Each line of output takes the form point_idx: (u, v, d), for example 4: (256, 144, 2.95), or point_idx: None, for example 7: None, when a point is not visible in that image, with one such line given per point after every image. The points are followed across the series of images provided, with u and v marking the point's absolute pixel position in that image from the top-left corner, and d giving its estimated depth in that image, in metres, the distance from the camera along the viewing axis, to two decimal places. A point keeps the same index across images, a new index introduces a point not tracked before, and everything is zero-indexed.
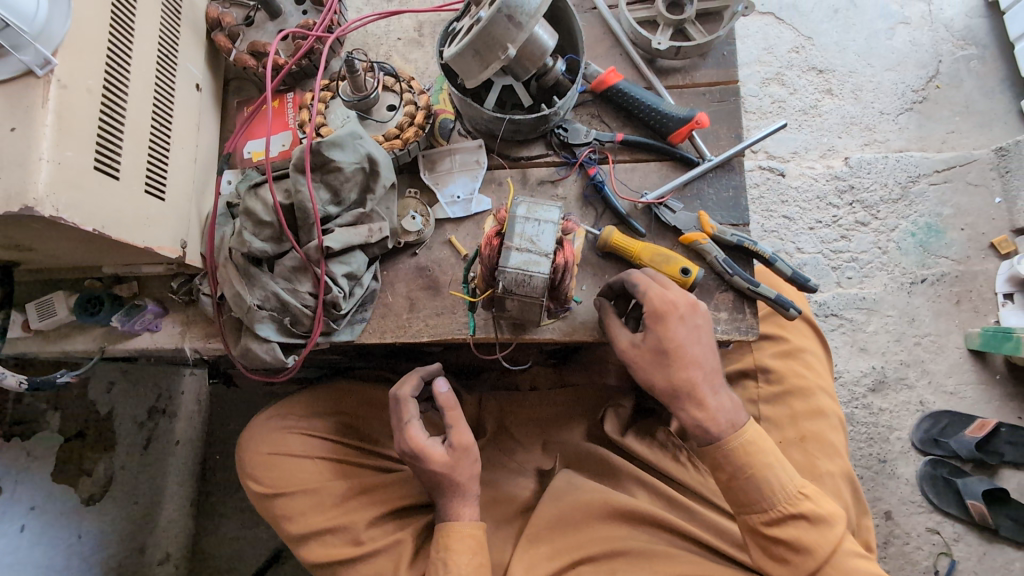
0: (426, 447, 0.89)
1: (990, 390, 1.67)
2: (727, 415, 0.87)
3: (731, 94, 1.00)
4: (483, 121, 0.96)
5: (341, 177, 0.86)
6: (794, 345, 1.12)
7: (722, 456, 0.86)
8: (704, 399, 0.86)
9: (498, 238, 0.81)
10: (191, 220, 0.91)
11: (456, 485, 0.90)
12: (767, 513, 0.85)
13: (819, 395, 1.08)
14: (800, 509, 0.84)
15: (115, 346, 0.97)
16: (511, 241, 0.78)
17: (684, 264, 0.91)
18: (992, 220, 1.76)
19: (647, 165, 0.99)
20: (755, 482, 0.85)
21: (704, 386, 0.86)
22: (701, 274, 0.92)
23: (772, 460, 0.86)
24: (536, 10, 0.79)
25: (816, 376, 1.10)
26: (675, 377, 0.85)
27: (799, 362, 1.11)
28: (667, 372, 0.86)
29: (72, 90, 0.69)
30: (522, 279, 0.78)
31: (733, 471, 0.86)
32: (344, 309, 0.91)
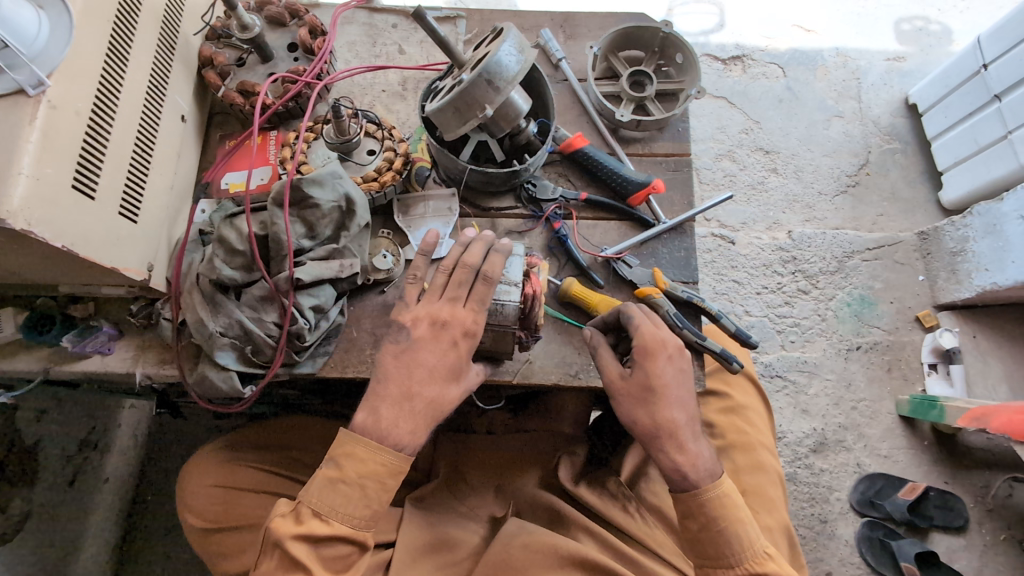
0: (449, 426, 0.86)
1: (920, 455, 1.78)
2: (705, 466, 0.88)
3: (684, 165, 1.10)
4: (457, 171, 1.02)
5: (318, 213, 0.89)
6: (736, 402, 1.18)
7: (694, 506, 0.86)
8: (680, 443, 0.87)
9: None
10: (161, 244, 0.92)
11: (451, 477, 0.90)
12: (733, 567, 0.85)
13: (759, 449, 1.14)
14: (763, 569, 0.84)
15: (61, 367, 0.94)
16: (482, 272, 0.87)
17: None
18: (916, 295, 1.94)
19: (608, 223, 1.07)
20: (726, 535, 0.85)
21: (686, 431, 0.88)
22: None
23: (743, 515, 0.86)
24: (513, 77, 0.87)
25: (758, 433, 1.17)
26: (658, 415, 0.87)
27: (740, 418, 1.17)
28: (651, 410, 0.88)
29: (61, 110, 0.71)
30: (494, 309, 0.86)
31: (704, 520, 0.86)
32: (308, 341, 0.92)
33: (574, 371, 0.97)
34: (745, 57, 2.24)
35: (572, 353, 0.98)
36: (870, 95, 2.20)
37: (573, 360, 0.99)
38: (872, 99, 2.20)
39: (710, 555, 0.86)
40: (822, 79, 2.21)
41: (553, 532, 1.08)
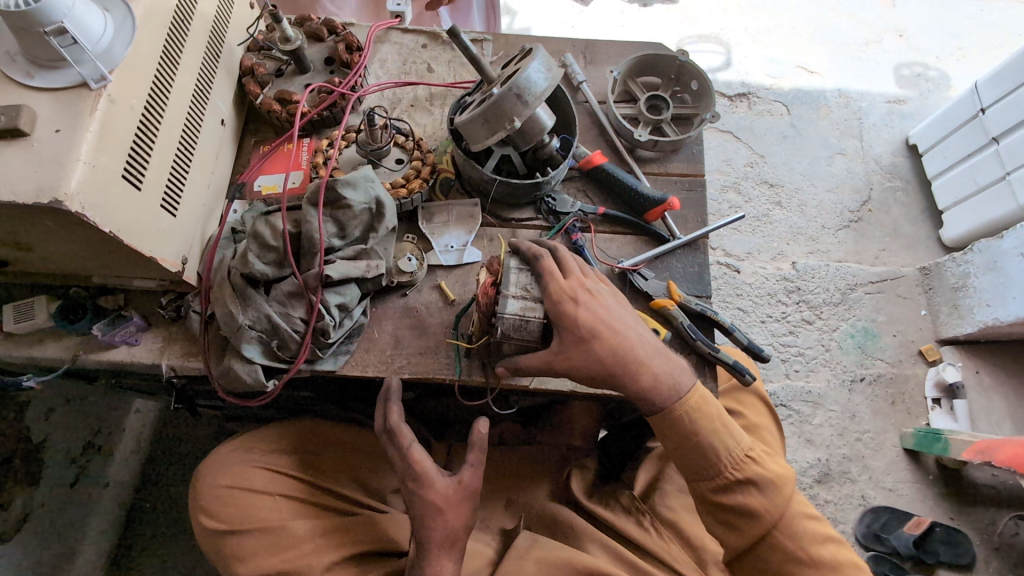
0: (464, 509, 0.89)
1: (925, 489, 1.78)
2: (676, 376, 0.89)
3: (698, 185, 1.15)
4: (481, 181, 1.06)
5: (349, 214, 0.93)
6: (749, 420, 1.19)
7: (678, 425, 0.89)
8: (646, 366, 0.87)
9: (495, 287, 0.92)
10: (194, 239, 0.95)
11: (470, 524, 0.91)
12: (715, 479, 0.88)
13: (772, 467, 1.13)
14: (745, 474, 0.88)
15: (89, 356, 0.96)
16: (507, 290, 0.88)
17: (654, 327, 1.00)
18: (918, 329, 1.96)
19: (624, 237, 1.11)
20: (700, 447, 0.88)
21: (643, 350, 0.88)
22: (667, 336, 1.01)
23: (717, 424, 0.89)
24: (541, 93, 0.92)
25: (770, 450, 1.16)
26: (597, 350, 0.85)
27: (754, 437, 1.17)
28: (590, 349, 0.85)
29: (119, 104, 0.76)
30: (519, 323, 0.86)
31: (678, 438, 0.89)
32: (333, 338, 0.94)
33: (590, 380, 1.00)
34: (750, 94, 2.32)
35: None
36: (872, 135, 2.28)
37: None
38: (873, 138, 2.27)
39: (699, 469, 0.90)
40: (825, 118, 2.29)
41: (564, 547, 1.08)
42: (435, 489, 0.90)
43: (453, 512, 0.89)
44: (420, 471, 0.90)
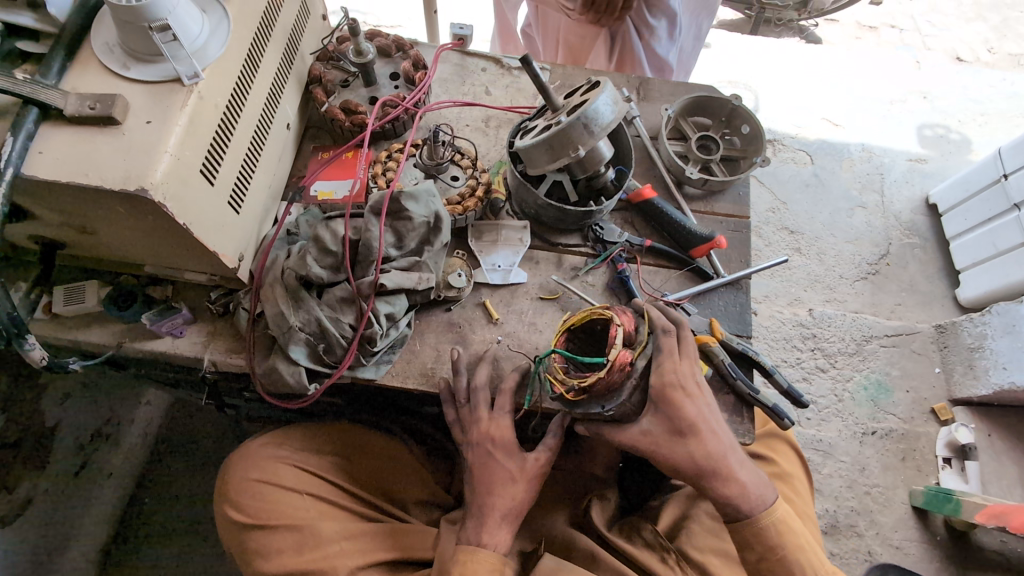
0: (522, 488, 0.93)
1: (932, 550, 1.76)
2: (758, 489, 0.90)
3: (744, 227, 1.16)
4: (533, 205, 1.08)
5: (409, 226, 0.94)
6: (782, 469, 1.17)
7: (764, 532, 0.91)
8: (736, 472, 0.88)
9: (631, 362, 0.87)
10: (251, 237, 0.96)
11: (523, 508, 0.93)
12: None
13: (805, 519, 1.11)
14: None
15: (134, 344, 0.96)
16: (635, 370, 0.88)
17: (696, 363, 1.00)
18: (931, 387, 1.96)
19: (668, 271, 1.12)
20: (786, 559, 0.91)
21: (732, 458, 0.88)
22: (707, 373, 1.01)
23: (799, 536, 0.92)
24: (607, 125, 0.94)
25: (801, 502, 1.14)
26: (697, 453, 0.86)
27: (786, 486, 1.16)
28: (686, 448, 0.86)
29: (206, 101, 0.77)
30: (625, 404, 0.88)
31: (767, 548, 0.91)
32: (378, 347, 0.94)
33: None
34: (776, 141, 2.37)
35: None
36: (893, 191, 2.31)
37: None
38: (894, 194, 2.30)
39: None
40: (847, 171, 2.33)
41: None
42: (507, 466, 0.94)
43: (521, 489, 0.93)
44: (499, 440, 0.93)
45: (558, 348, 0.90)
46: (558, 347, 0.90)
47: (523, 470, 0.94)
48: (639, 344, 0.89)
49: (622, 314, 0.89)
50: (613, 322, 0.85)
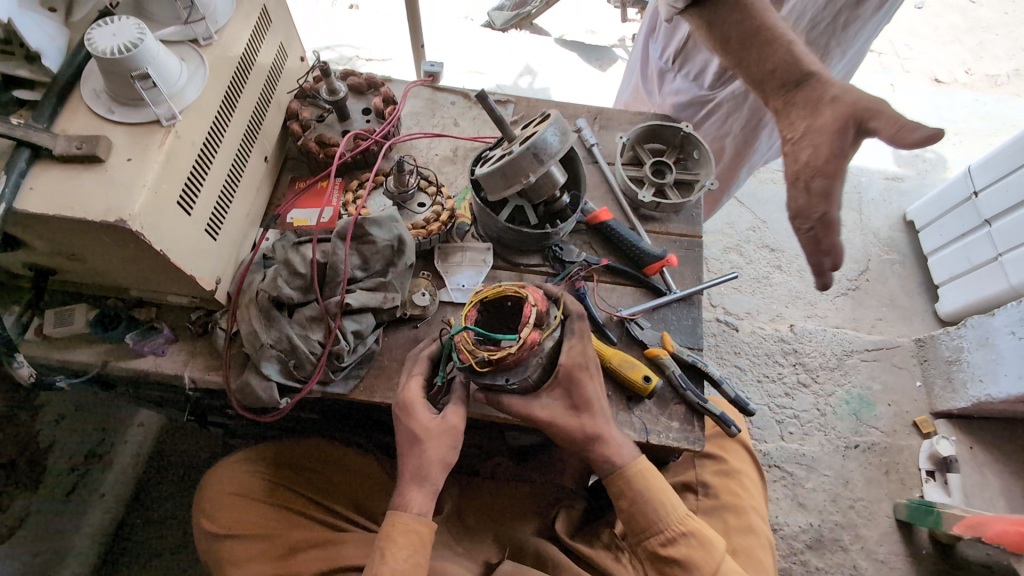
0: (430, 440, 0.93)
1: (917, 564, 1.77)
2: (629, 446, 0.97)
3: (696, 245, 1.23)
4: (494, 228, 1.16)
5: (373, 248, 1.02)
6: (731, 465, 1.21)
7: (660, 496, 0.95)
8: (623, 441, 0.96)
9: (540, 341, 0.91)
10: (228, 261, 1.03)
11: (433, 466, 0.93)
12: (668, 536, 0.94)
13: (749, 511, 1.16)
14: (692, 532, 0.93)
15: (119, 363, 1.02)
16: (543, 349, 0.93)
17: (647, 373, 1.05)
18: (913, 400, 2.00)
19: (624, 289, 1.18)
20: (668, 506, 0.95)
21: (608, 427, 0.96)
22: (658, 383, 1.06)
23: (664, 486, 0.96)
24: (555, 153, 1.02)
25: (749, 496, 1.18)
26: (589, 426, 0.95)
27: (734, 481, 1.20)
28: (584, 423, 0.95)
29: (183, 140, 0.86)
30: (527, 378, 0.94)
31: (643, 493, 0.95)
32: (345, 362, 1.01)
33: None
34: None
35: None
36: (871, 209, 2.39)
37: None
38: (872, 212, 2.38)
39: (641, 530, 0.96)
40: None
41: None
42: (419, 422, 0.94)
43: (433, 445, 0.92)
44: (406, 398, 0.95)
45: (469, 321, 0.92)
46: (468, 320, 0.92)
47: (437, 423, 0.94)
48: (547, 324, 0.94)
49: (535, 293, 0.93)
50: (527, 300, 0.91)
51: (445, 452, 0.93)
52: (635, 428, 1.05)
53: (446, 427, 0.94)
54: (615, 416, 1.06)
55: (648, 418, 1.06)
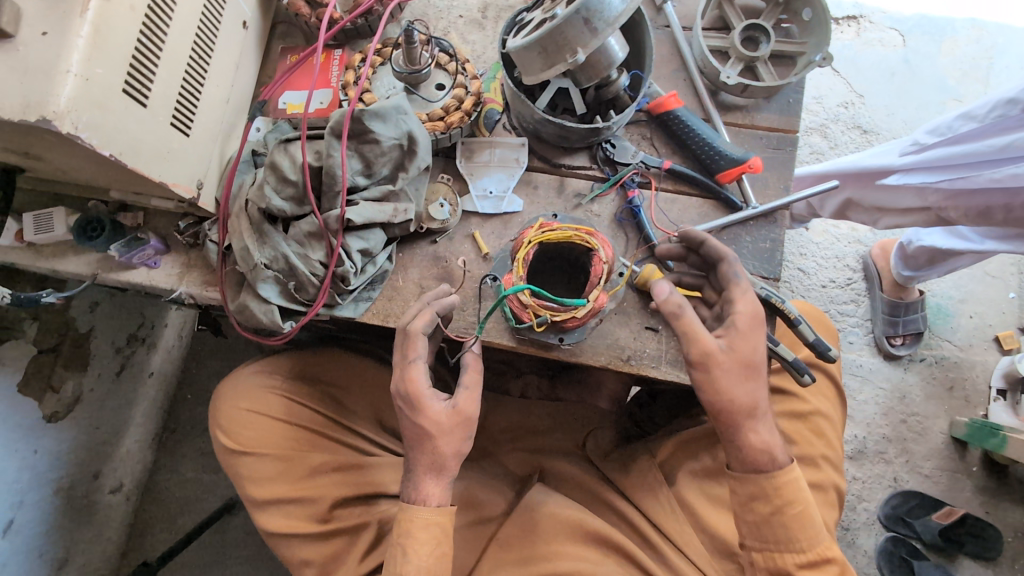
0: (428, 405, 0.82)
1: (964, 480, 1.66)
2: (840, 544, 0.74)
3: (789, 143, 0.96)
4: (531, 119, 0.92)
5: (376, 150, 0.82)
6: (809, 408, 1.07)
7: (770, 487, 0.78)
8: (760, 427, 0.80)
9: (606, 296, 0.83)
10: (212, 162, 0.86)
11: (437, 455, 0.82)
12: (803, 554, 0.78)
13: (821, 463, 1.05)
14: (832, 555, 0.79)
15: (108, 276, 0.93)
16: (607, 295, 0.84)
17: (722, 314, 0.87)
18: (1000, 313, 1.74)
19: (689, 199, 0.96)
20: (798, 519, 0.78)
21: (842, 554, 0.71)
22: None
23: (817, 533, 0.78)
24: (615, 19, 0.74)
25: (825, 445, 1.07)
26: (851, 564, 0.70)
27: (808, 426, 1.07)
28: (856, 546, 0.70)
29: (116, 3, 0.65)
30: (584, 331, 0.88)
31: (779, 505, 0.78)
32: (352, 285, 0.87)
33: (628, 357, 0.89)
34: None
35: (627, 336, 0.90)
36: None
37: (627, 344, 0.90)
38: None
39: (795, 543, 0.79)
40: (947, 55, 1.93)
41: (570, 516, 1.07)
42: (427, 415, 0.82)
43: (445, 441, 0.82)
44: (409, 392, 0.82)
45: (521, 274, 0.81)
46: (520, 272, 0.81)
47: (451, 415, 0.82)
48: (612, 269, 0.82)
49: (606, 244, 0.81)
50: (599, 256, 0.79)
51: (457, 443, 0.82)
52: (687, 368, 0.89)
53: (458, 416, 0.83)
54: (664, 356, 0.89)
55: None
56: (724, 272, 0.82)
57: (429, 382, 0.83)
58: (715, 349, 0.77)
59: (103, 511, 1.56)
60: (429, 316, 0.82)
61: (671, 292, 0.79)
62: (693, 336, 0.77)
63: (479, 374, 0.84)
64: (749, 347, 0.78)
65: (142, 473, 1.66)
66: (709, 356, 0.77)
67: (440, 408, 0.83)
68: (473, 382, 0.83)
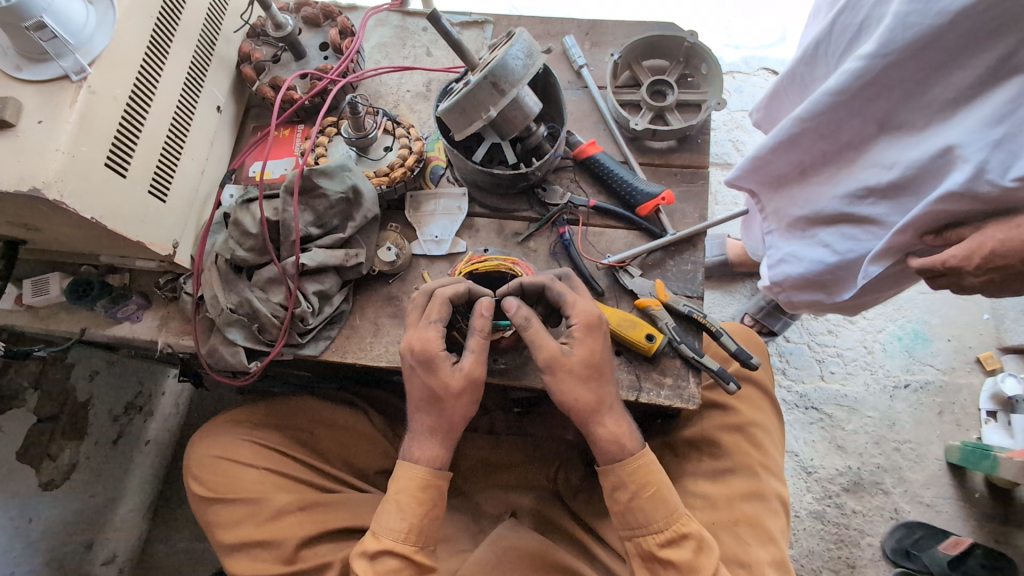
0: (439, 360, 0.82)
1: (969, 509, 1.62)
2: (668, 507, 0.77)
3: (700, 177, 1.08)
4: (468, 171, 1.05)
5: (325, 202, 0.94)
6: (743, 419, 1.14)
7: (626, 474, 0.78)
8: (616, 414, 0.80)
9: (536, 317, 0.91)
10: (188, 224, 0.99)
11: (449, 425, 0.84)
12: (661, 533, 0.77)
13: (760, 474, 1.10)
14: (689, 531, 0.77)
15: (97, 331, 1.03)
16: None
17: (648, 331, 0.95)
18: (978, 334, 1.76)
19: (615, 232, 1.06)
20: (655, 500, 0.77)
21: (661, 508, 0.77)
22: (665, 343, 0.96)
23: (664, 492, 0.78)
24: (519, 80, 0.88)
25: (760, 453, 1.13)
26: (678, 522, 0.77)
27: (744, 436, 1.14)
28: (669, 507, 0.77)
29: (100, 96, 0.79)
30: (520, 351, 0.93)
31: (637, 489, 0.78)
32: (310, 324, 0.97)
33: None
34: None
35: None
36: None
37: None
38: None
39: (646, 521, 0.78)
40: None
41: (539, 541, 1.11)
42: (440, 377, 0.82)
43: (454, 404, 0.83)
44: (426, 352, 0.82)
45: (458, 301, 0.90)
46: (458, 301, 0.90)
47: (459, 379, 0.82)
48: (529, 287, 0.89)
49: (528, 267, 0.91)
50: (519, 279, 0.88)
51: (467, 408, 0.83)
52: (624, 385, 0.96)
53: (467, 380, 0.83)
54: None
55: (636, 374, 0.97)
56: (552, 297, 0.82)
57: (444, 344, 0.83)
58: (560, 352, 0.78)
59: None
60: (459, 288, 0.85)
61: (517, 305, 0.79)
62: (536, 344, 0.79)
63: (486, 338, 0.83)
64: (588, 350, 0.79)
65: (136, 546, 1.65)
66: (552, 362, 0.78)
67: (453, 370, 0.83)
68: (478, 347, 0.83)
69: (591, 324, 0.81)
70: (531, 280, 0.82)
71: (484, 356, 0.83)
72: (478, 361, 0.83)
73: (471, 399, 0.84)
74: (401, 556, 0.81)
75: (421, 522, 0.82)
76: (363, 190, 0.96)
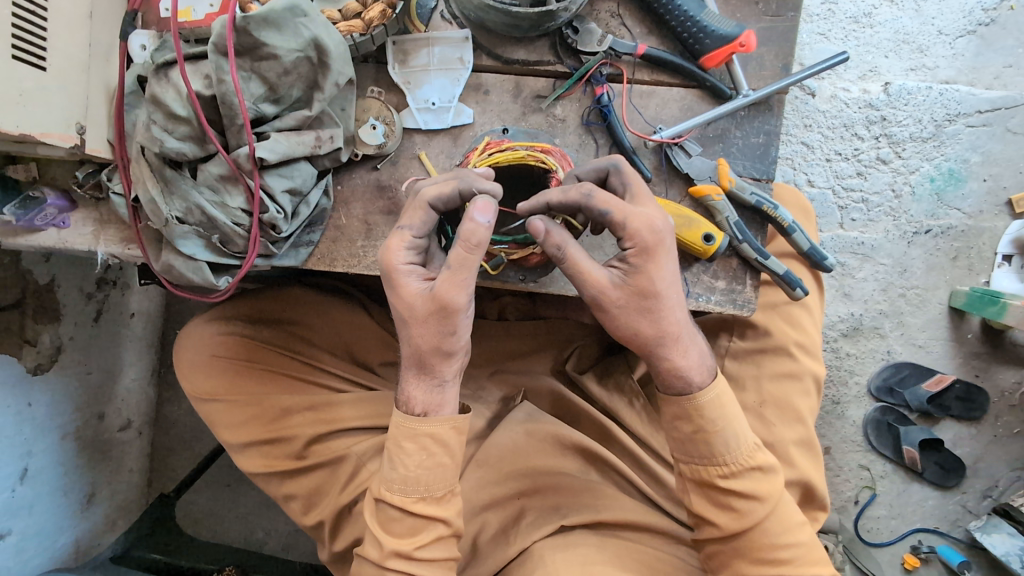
0: (399, 273, 0.67)
1: (962, 348, 1.43)
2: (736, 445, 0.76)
3: (789, 8, 0.80)
4: (473, 5, 0.76)
5: (277, 68, 0.69)
6: (783, 297, 1.02)
7: (692, 408, 0.75)
8: (684, 346, 0.73)
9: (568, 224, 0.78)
10: (92, 96, 0.72)
11: (418, 354, 0.70)
12: (726, 466, 0.76)
13: (794, 351, 1.00)
14: (758, 462, 0.77)
15: (16, 241, 0.82)
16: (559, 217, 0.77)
17: (708, 230, 0.78)
18: (1018, 174, 1.41)
19: (669, 91, 0.81)
20: (722, 435, 0.76)
21: (725, 432, 0.75)
22: (725, 242, 0.79)
23: (737, 419, 0.76)
24: None
25: (797, 332, 1.01)
26: (755, 456, 0.77)
27: (780, 316, 1.01)
28: (737, 441, 0.76)
29: None
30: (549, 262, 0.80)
31: (700, 424, 0.75)
32: (285, 232, 0.76)
33: None
34: None
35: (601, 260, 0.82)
36: None
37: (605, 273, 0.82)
38: None
39: (704, 454, 0.77)
40: None
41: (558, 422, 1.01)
42: (403, 296, 0.67)
43: (421, 330, 0.68)
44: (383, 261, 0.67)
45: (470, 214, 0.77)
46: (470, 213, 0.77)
47: (427, 301, 0.66)
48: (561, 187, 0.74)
49: (562, 159, 0.76)
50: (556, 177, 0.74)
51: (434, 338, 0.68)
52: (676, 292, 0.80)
53: (436, 305, 0.66)
54: None
55: (685, 276, 0.81)
56: (594, 216, 0.67)
57: (408, 256, 0.68)
58: (602, 285, 0.68)
59: (117, 449, 1.46)
60: (447, 190, 0.66)
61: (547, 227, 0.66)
62: (580, 279, 0.68)
63: (470, 253, 0.63)
64: (640, 281, 0.67)
65: (150, 409, 1.54)
66: (599, 298, 0.68)
67: (419, 289, 0.67)
68: (457, 263, 0.64)
69: (646, 248, 0.66)
70: (561, 200, 0.67)
71: (460, 279, 0.65)
72: (446, 282, 0.65)
73: (447, 329, 0.68)
74: (399, 507, 0.74)
75: (416, 474, 0.73)
76: (326, 41, 0.69)
